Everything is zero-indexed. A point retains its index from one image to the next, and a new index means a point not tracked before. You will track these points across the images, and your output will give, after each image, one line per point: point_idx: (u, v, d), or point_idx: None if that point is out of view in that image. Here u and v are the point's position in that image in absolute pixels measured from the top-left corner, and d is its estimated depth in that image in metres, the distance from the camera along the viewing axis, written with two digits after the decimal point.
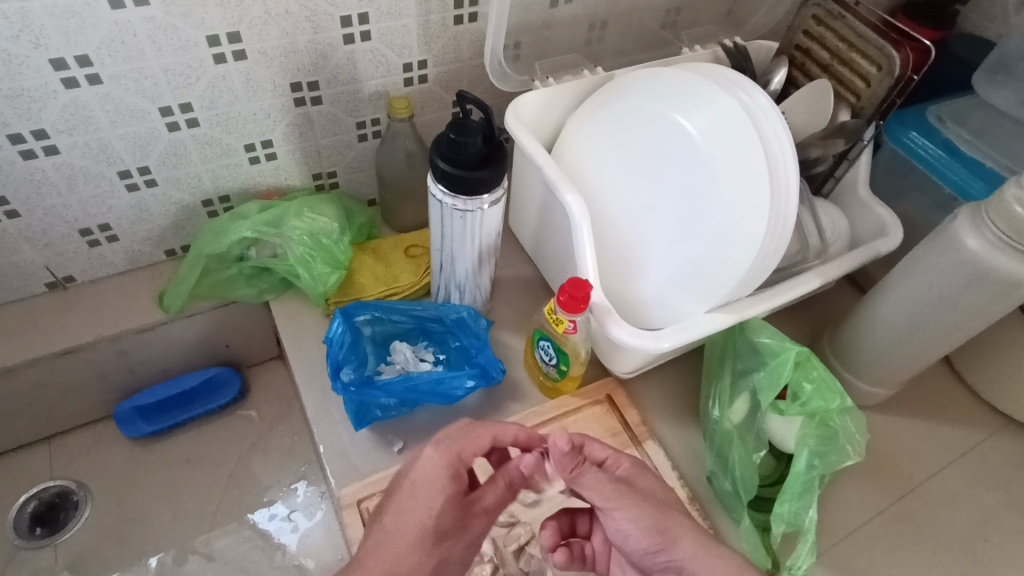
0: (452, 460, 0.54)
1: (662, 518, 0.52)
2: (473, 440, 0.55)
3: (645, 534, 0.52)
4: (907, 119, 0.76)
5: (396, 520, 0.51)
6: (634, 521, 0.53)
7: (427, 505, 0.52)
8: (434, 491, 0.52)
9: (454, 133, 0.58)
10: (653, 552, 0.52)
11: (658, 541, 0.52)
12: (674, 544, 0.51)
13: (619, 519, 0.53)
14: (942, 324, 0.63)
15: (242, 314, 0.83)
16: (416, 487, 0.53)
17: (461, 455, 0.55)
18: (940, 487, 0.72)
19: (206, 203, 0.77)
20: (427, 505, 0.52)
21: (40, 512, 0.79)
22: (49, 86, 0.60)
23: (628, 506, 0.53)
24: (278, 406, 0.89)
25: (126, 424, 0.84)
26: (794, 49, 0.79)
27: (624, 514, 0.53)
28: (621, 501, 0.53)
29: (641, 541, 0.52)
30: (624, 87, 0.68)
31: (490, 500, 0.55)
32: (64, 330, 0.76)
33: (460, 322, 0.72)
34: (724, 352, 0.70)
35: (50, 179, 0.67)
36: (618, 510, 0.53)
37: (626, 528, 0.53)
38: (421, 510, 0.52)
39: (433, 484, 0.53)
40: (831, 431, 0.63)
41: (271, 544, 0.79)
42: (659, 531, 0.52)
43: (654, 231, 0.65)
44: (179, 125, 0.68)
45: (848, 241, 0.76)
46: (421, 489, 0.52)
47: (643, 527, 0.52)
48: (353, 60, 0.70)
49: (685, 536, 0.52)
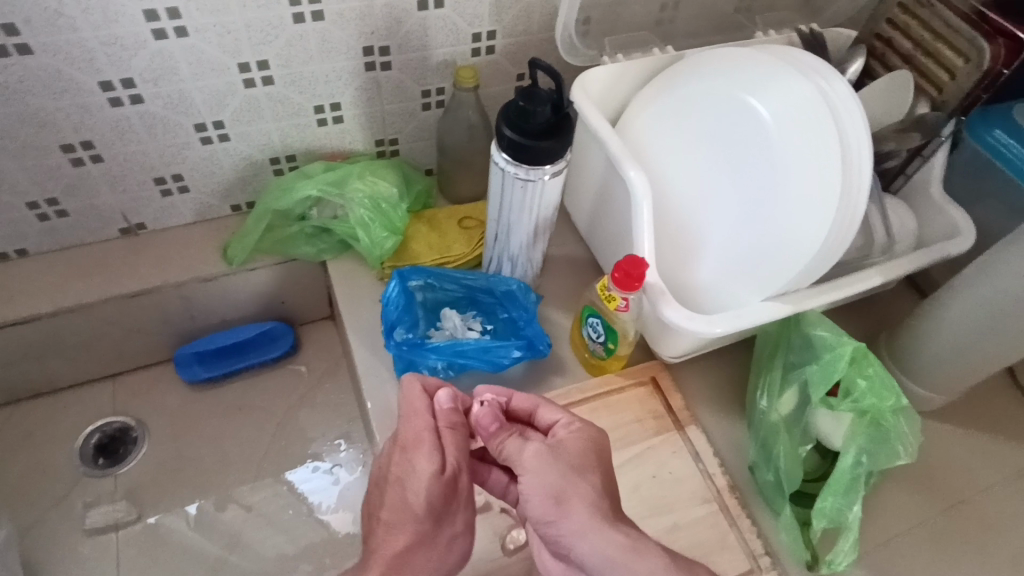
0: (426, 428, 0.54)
1: (563, 486, 0.51)
2: (416, 399, 0.56)
3: (544, 501, 0.51)
4: (992, 115, 0.71)
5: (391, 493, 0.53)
6: (535, 487, 0.52)
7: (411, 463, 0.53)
8: (409, 449, 0.54)
9: (523, 100, 0.58)
10: (547, 521, 0.51)
11: (555, 511, 0.51)
12: (565, 517, 0.51)
13: (524, 483, 0.53)
14: (1012, 331, 0.61)
15: (298, 272, 0.86)
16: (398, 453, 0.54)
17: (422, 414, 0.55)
18: (991, 500, 0.70)
19: (273, 160, 0.79)
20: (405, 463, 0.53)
21: (102, 443, 0.84)
22: (140, 35, 0.63)
23: (534, 472, 0.52)
24: (326, 364, 0.92)
25: (184, 368, 0.88)
26: (875, 39, 0.76)
27: (528, 478, 0.52)
28: (529, 466, 0.52)
29: (538, 507, 0.52)
30: (695, 66, 0.67)
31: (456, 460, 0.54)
32: (136, 273, 0.80)
33: (510, 294, 0.73)
34: (776, 343, 0.69)
35: (133, 126, 0.70)
36: (525, 473, 0.53)
37: (529, 492, 0.52)
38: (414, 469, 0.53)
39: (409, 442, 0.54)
40: (882, 432, 0.61)
41: (313, 494, 0.82)
42: (555, 499, 0.51)
43: (716, 214, 0.64)
44: (255, 82, 0.70)
45: (916, 240, 0.73)
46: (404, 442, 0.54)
47: (544, 493, 0.51)
48: (425, 26, 0.71)
49: (579, 511, 0.51)
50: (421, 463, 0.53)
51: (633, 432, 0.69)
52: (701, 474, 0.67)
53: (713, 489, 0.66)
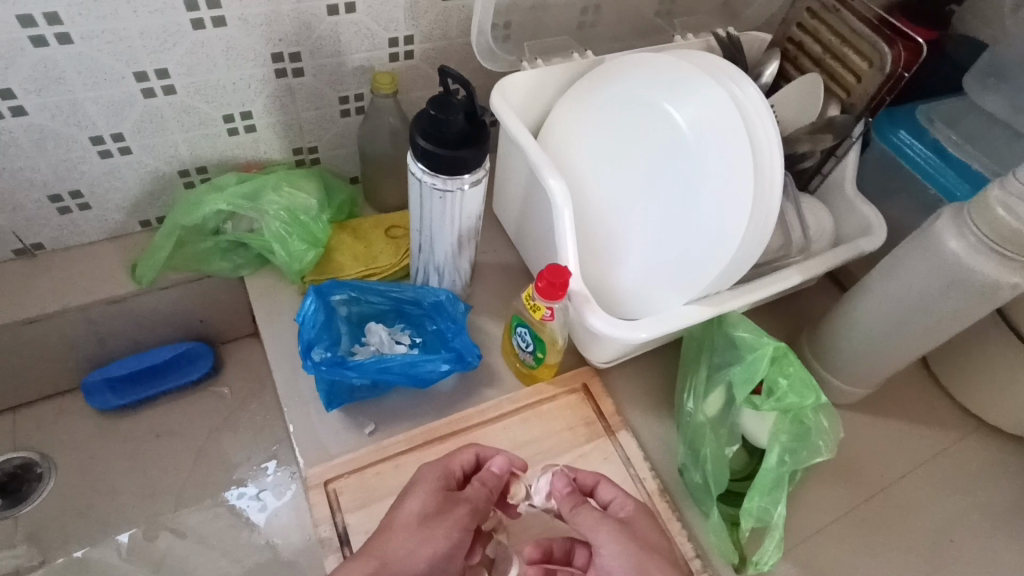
0: (443, 476, 0.57)
1: (644, 559, 0.52)
2: (457, 459, 0.58)
3: (625, 573, 0.52)
4: (897, 118, 0.76)
5: (394, 522, 0.53)
6: (616, 561, 0.53)
7: (416, 501, 0.54)
8: (423, 494, 0.55)
9: (436, 109, 0.56)
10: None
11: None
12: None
13: (602, 556, 0.54)
14: (920, 324, 0.63)
15: (216, 288, 0.82)
16: (405, 496, 0.55)
17: (454, 469, 0.58)
18: (908, 487, 0.72)
19: (182, 173, 0.75)
20: (416, 503, 0.54)
21: (2, 482, 0.78)
22: (18, 42, 0.58)
23: (612, 543, 0.53)
24: (251, 383, 0.88)
25: (95, 396, 0.83)
26: (788, 42, 0.78)
27: (608, 551, 0.53)
28: (609, 538, 0.54)
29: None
30: (614, 72, 0.67)
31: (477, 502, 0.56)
32: (32, 297, 0.74)
33: (437, 305, 0.71)
34: (702, 345, 0.70)
35: (18, 140, 0.65)
36: (603, 545, 0.54)
37: (609, 563, 0.53)
38: (415, 506, 0.54)
39: (427, 486, 0.55)
40: (803, 428, 0.63)
41: (239, 522, 0.78)
42: (639, 573, 0.52)
43: (637, 220, 0.64)
44: (156, 92, 0.66)
45: (832, 239, 0.75)
46: (416, 488, 0.56)
47: (625, 565, 0.52)
48: (338, 31, 0.68)
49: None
50: (425, 499, 0.54)
51: (564, 440, 0.68)
52: (631, 479, 0.67)
53: (643, 493, 0.66)
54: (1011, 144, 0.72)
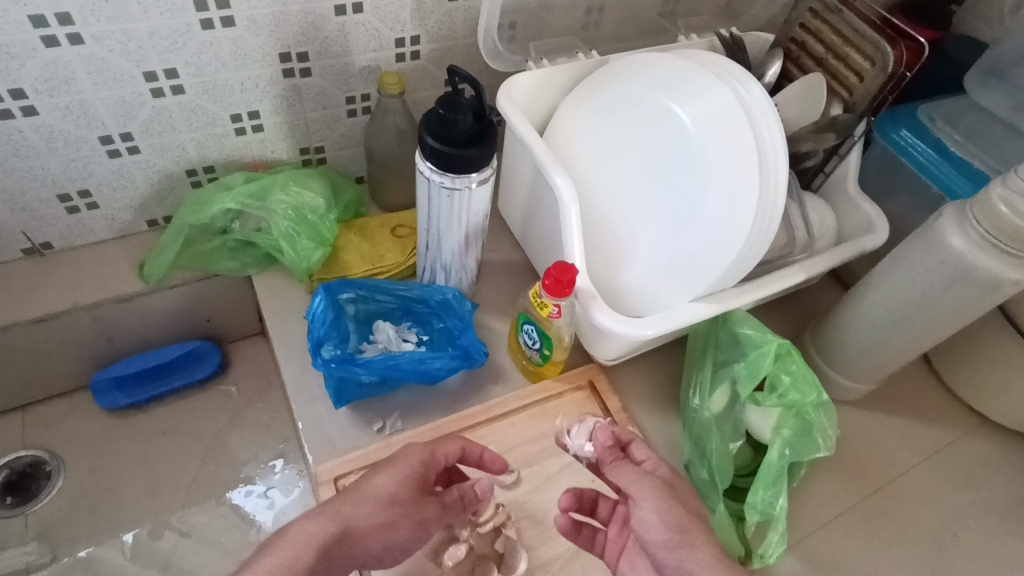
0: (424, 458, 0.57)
1: (685, 517, 0.52)
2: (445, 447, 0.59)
3: (665, 529, 0.52)
4: (898, 117, 0.77)
5: (362, 490, 0.54)
6: (656, 516, 0.53)
7: (390, 478, 0.55)
8: (399, 476, 0.55)
9: (444, 109, 0.57)
10: (667, 548, 0.52)
11: (677, 539, 0.51)
12: (691, 546, 0.51)
13: (640, 509, 0.54)
14: (923, 320, 0.64)
15: (224, 287, 0.82)
16: (378, 470, 0.56)
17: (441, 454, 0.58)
18: (911, 484, 0.73)
19: (190, 172, 0.76)
20: (391, 481, 0.55)
21: (11, 480, 0.78)
22: (29, 43, 0.58)
23: (654, 498, 0.53)
24: (258, 382, 0.88)
25: (102, 395, 0.83)
26: (791, 42, 0.78)
27: (649, 504, 0.53)
28: (649, 492, 0.54)
29: (658, 536, 0.52)
30: (621, 72, 0.68)
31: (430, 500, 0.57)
32: (41, 296, 0.74)
33: (445, 303, 0.71)
34: (707, 342, 0.70)
35: (29, 140, 0.65)
36: (644, 498, 0.54)
37: (649, 518, 0.53)
38: (387, 482, 0.55)
39: (406, 466, 0.56)
40: (806, 423, 0.64)
41: (247, 520, 0.78)
42: (679, 529, 0.52)
43: (644, 219, 0.65)
44: (164, 92, 0.66)
45: (835, 237, 0.76)
46: (396, 464, 0.56)
47: (665, 521, 0.52)
48: (345, 32, 0.68)
49: (700, 545, 0.51)
50: (397, 474, 0.56)
51: None
52: None
53: None
54: (1011, 141, 0.72)
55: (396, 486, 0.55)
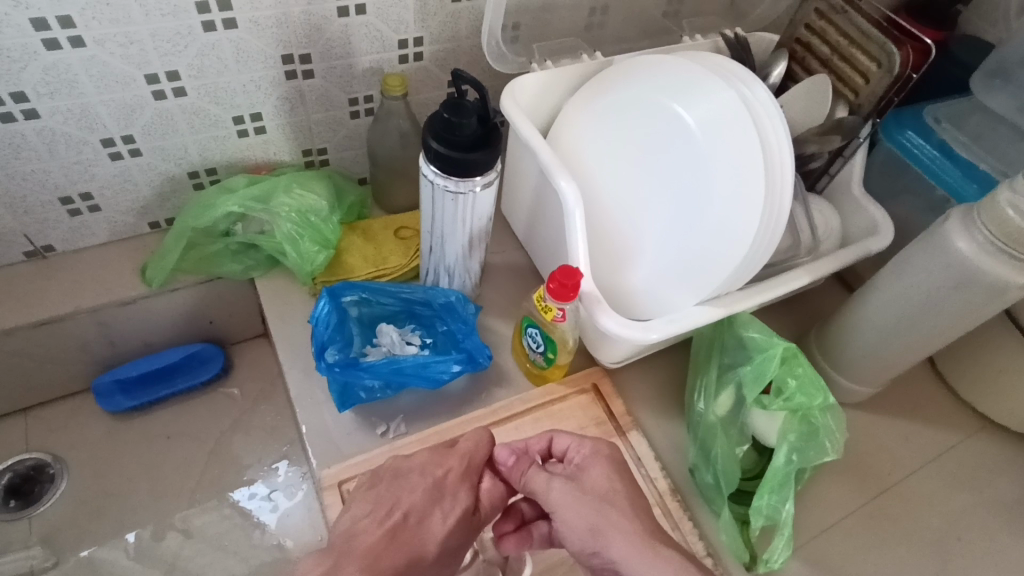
0: (464, 470, 0.58)
1: (597, 518, 0.52)
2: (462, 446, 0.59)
3: (582, 534, 0.52)
4: (903, 118, 0.77)
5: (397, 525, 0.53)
6: (573, 523, 0.53)
7: (444, 518, 0.55)
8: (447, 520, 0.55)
9: (449, 112, 0.57)
10: (590, 552, 0.52)
11: (593, 541, 0.51)
12: (606, 547, 0.51)
13: (559, 521, 0.54)
14: (928, 325, 0.64)
15: (228, 289, 0.82)
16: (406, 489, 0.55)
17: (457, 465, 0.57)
18: (917, 486, 0.73)
19: (192, 174, 0.75)
20: (446, 522, 0.54)
21: (15, 484, 0.78)
22: (30, 46, 0.58)
23: (566, 508, 0.53)
24: (262, 385, 0.88)
25: (106, 398, 0.83)
26: (796, 43, 0.78)
27: (563, 514, 0.53)
28: (562, 502, 0.54)
29: (579, 542, 0.53)
30: (625, 74, 0.67)
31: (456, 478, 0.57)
32: (42, 299, 0.74)
33: (448, 306, 0.71)
34: (712, 345, 0.70)
35: (31, 143, 0.65)
36: (557, 510, 0.54)
37: (567, 528, 0.53)
38: (440, 525, 0.54)
39: (458, 501, 0.56)
40: (812, 427, 0.64)
41: (251, 522, 0.78)
42: (594, 533, 0.51)
43: (648, 222, 0.65)
44: (166, 94, 0.66)
45: (839, 239, 0.75)
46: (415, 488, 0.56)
47: (580, 528, 0.52)
48: (348, 33, 0.68)
49: (618, 539, 0.51)
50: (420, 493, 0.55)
51: None
52: (643, 479, 0.67)
53: (655, 493, 0.67)
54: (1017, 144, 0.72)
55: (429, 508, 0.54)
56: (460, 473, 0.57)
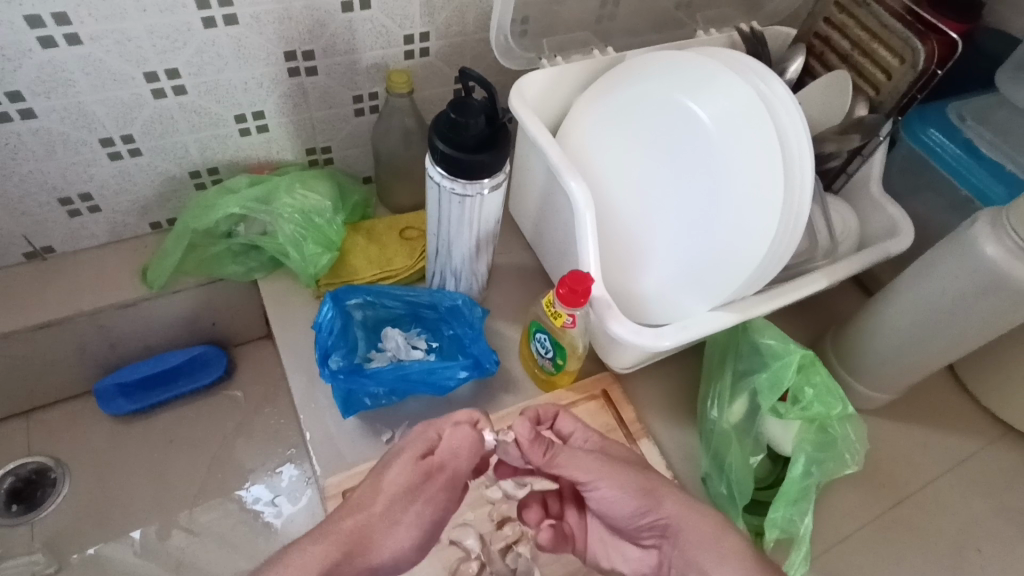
0: (427, 439, 0.55)
1: (645, 478, 0.54)
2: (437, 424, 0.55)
3: (630, 496, 0.53)
4: (927, 116, 0.74)
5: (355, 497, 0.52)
6: (616, 488, 0.53)
7: (395, 481, 0.53)
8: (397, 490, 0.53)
9: (455, 112, 0.55)
10: (640, 514, 0.53)
11: (644, 502, 0.53)
12: (659, 505, 0.52)
13: (603, 487, 0.54)
14: (954, 331, 0.61)
15: (230, 291, 0.81)
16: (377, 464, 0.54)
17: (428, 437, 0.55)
18: (935, 495, 0.71)
19: (193, 173, 0.74)
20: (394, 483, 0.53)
21: (16, 488, 0.78)
22: (24, 44, 0.56)
23: (609, 475, 0.53)
24: (265, 387, 0.87)
25: (107, 402, 0.82)
26: (814, 37, 0.75)
27: (607, 482, 0.53)
28: (603, 471, 0.53)
29: (626, 505, 0.54)
30: (637, 69, 0.65)
31: (416, 447, 0.54)
32: (41, 302, 0.73)
33: (454, 310, 0.69)
34: (726, 350, 0.68)
35: (27, 144, 0.64)
36: (600, 479, 0.54)
37: (609, 494, 0.54)
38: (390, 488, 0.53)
39: (409, 470, 0.53)
40: (829, 437, 0.62)
41: (253, 528, 0.77)
42: (644, 493, 0.53)
43: (660, 225, 0.62)
44: (166, 92, 0.64)
45: (857, 241, 0.73)
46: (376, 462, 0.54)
47: (629, 490, 0.53)
48: (352, 29, 0.66)
49: (669, 497, 0.53)
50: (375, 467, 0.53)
51: None
52: None
53: None
54: None
55: (387, 480, 0.53)
56: (420, 445, 0.54)
